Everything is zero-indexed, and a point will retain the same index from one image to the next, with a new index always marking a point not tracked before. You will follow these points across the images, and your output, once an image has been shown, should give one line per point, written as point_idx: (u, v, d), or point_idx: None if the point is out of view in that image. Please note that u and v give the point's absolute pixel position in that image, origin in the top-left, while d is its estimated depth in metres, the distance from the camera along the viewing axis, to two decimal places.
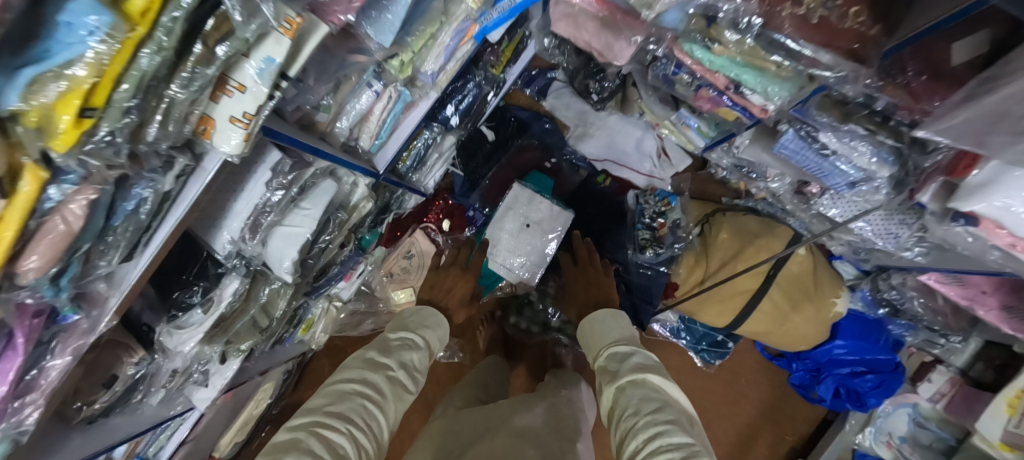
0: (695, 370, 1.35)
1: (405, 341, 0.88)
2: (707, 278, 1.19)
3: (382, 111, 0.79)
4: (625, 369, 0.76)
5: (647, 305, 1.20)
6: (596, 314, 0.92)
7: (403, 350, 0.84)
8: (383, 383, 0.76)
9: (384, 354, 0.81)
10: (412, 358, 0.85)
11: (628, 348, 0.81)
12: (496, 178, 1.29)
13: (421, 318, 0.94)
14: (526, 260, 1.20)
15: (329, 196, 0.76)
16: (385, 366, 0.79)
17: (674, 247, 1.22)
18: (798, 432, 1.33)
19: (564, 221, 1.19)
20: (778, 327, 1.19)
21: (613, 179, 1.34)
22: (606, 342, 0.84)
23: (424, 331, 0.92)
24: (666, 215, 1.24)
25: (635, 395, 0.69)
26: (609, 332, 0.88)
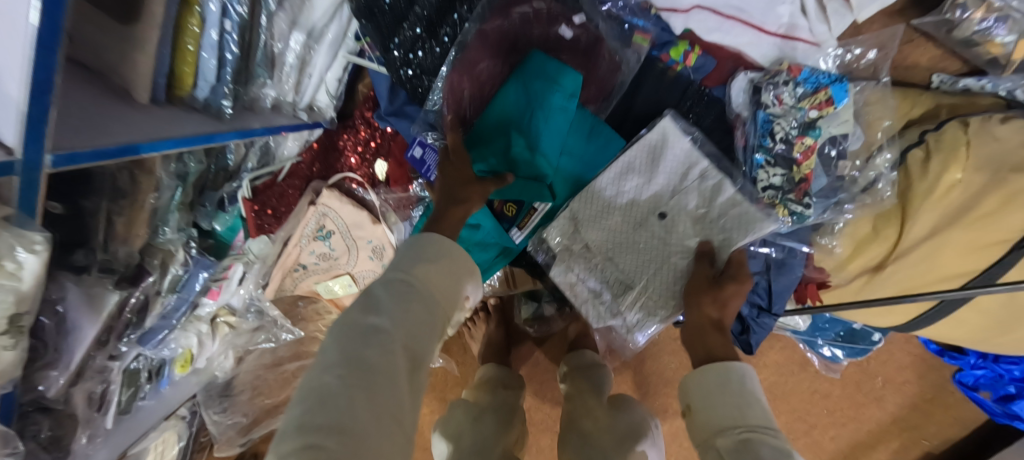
0: (806, 366, 0.87)
1: (391, 287, 0.37)
2: (889, 263, 0.59)
3: None
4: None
5: (766, 314, 0.63)
6: (727, 369, 0.42)
7: (394, 304, 0.36)
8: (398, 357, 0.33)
9: (371, 314, 0.34)
10: (412, 313, 0.36)
11: (776, 440, 0.35)
12: (457, 80, 0.57)
13: (420, 247, 0.41)
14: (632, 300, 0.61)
15: None
16: (382, 329, 0.33)
17: (830, 204, 0.60)
18: (942, 439, 0.89)
19: (759, 224, 0.56)
20: (998, 334, 0.65)
21: (705, 50, 0.64)
22: (734, 416, 0.38)
23: (423, 269, 0.39)
24: (817, 131, 0.59)
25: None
26: (738, 404, 0.39)
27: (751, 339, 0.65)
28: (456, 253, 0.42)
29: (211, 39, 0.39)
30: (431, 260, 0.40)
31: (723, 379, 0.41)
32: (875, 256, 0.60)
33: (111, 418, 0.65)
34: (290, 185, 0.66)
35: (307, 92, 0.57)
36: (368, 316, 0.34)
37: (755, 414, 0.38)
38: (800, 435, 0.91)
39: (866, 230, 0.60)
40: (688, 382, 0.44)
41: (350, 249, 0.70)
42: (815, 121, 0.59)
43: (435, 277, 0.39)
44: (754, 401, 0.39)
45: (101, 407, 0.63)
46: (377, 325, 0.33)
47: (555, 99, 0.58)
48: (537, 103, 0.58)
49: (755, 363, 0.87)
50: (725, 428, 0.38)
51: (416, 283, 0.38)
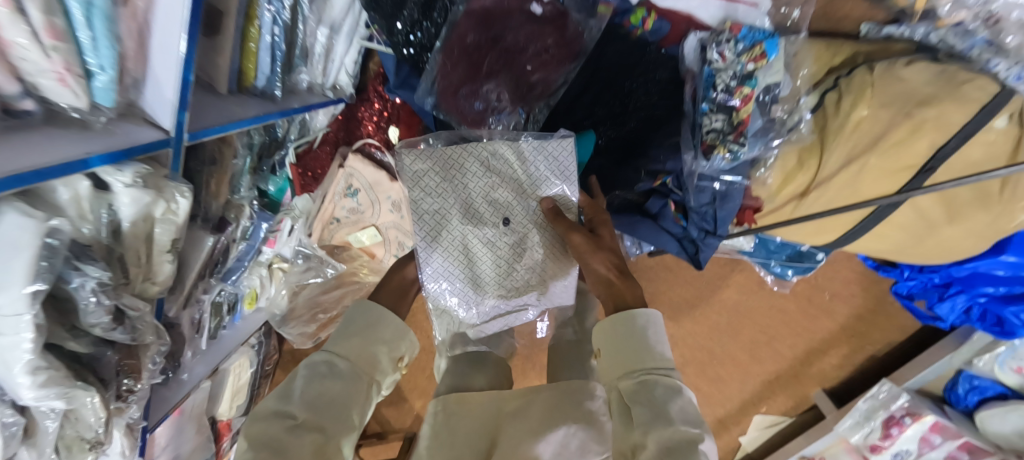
0: (763, 286, 1.02)
1: (313, 367, 0.50)
2: (813, 188, 0.72)
3: (14, 17, 0.27)
4: (670, 416, 0.42)
5: (711, 236, 0.78)
6: (632, 314, 0.51)
7: (311, 383, 0.48)
8: (310, 433, 0.43)
9: (282, 401, 0.46)
10: (326, 392, 0.47)
11: (672, 379, 0.46)
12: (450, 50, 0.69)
13: (351, 325, 0.56)
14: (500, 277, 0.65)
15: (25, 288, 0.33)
16: (291, 413, 0.45)
17: (762, 142, 0.72)
18: (883, 343, 1.05)
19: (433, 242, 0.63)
20: (912, 243, 0.78)
21: (661, 16, 0.76)
22: (635, 360, 0.48)
23: (349, 342, 0.53)
24: (753, 81, 0.71)
25: (668, 452, 0.39)
26: (635, 343, 0.49)
27: (701, 256, 0.80)
28: (379, 330, 0.56)
29: (270, 40, 0.54)
30: (358, 331, 0.55)
31: (626, 326, 0.51)
32: (799, 184, 0.73)
33: (205, 341, 0.85)
34: (323, 150, 0.83)
35: (332, 75, 0.71)
36: (282, 404, 0.46)
37: (652, 358, 0.48)
38: (759, 343, 1.08)
39: (793, 163, 0.73)
40: (601, 331, 0.53)
41: (376, 203, 0.84)
42: (751, 72, 0.71)
43: (351, 348, 0.53)
44: (652, 346, 0.49)
45: (199, 331, 0.83)
46: (287, 412, 0.45)
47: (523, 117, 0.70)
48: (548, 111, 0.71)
49: (719, 284, 1.03)
50: (626, 372, 0.48)
51: (336, 362, 0.51)
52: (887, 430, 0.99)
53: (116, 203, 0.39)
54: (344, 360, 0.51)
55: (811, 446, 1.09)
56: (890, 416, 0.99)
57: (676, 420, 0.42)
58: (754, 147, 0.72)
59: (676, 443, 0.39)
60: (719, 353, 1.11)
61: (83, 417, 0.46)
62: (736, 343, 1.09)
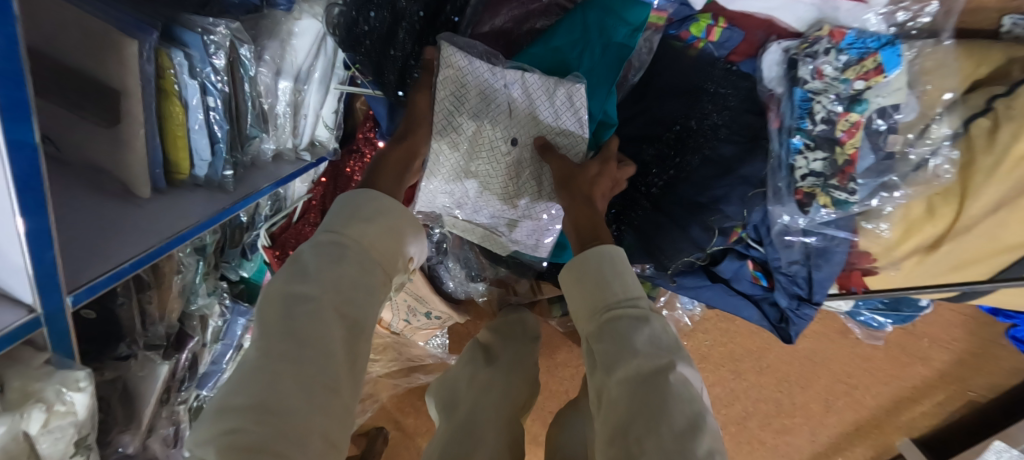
0: (848, 334, 0.85)
1: (323, 247, 0.33)
2: (946, 241, 0.55)
3: None
4: (635, 347, 0.32)
5: (807, 304, 0.61)
6: (588, 254, 0.40)
7: (321, 267, 0.32)
8: (333, 326, 0.30)
9: (295, 280, 0.31)
10: (343, 279, 0.32)
11: (640, 309, 0.35)
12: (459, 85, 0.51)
13: (357, 206, 0.37)
14: (486, 207, 0.53)
15: None
16: (310, 295, 0.30)
17: (873, 186, 0.55)
18: (990, 390, 0.88)
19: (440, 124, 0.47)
20: None
21: (731, 22, 0.57)
22: (595, 296, 0.37)
23: (360, 226, 0.35)
24: (863, 105, 0.53)
25: (635, 392, 0.29)
26: (601, 278, 0.38)
27: (791, 328, 0.63)
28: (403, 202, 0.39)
29: (208, 114, 0.38)
30: (373, 215, 0.36)
31: (585, 263, 0.39)
32: (926, 236, 0.55)
33: None
34: (305, 222, 0.65)
35: (306, 132, 0.54)
36: (296, 284, 0.31)
37: (616, 289, 0.37)
38: (838, 393, 0.92)
39: (920, 212, 0.55)
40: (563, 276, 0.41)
41: None
42: (860, 93, 0.53)
43: (373, 235, 0.35)
44: (622, 273, 0.38)
45: None
46: (304, 292, 0.30)
47: (552, 41, 0.51)
48: (594, 38, 0.50)
49: None
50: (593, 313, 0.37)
51: (348, 244, 0.34)
52: None
53: None
54: (357, 244, 0.34)
55: None
56: None
57: (644, 350, 0.31)
58: (866, 193, 0.55)
59: (645, 380, 0.29)
60: (791, 406, 0.95)
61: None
62: (810, 394, 0.92)
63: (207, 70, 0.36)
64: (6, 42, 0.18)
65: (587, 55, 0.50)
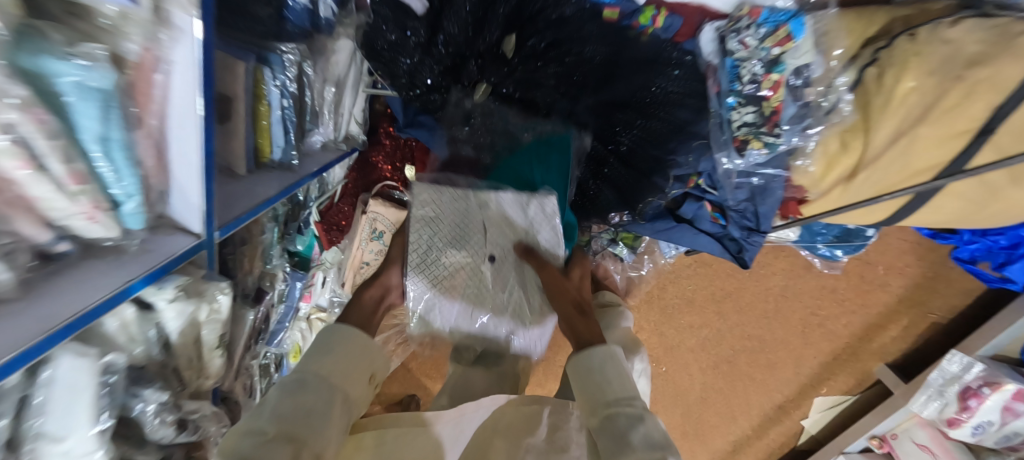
0: (811, 269, 0.97)
1: (287, 386, 0.42)
2: (862, 170, 0.68)
3: (35, 177, 0.27)
4: (632, 444, 0.39)
5: (755, 233, 0.74)
6: (586, 355, 0.49)
7: (285, 399, 0.40)
8: (287, 446, 0.36)
9: (255, 418, 0.38)
10: (304, 408, 0.40)
11: (631, 409, 0.43)
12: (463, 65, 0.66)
13: (322, 346, 0.47)
14: (482, 326, 0.62)
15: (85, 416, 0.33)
16: (264, 428, 0.37)
17: (799, 130, 0.68)
18: (948, 311, 0.99)
19: (427, 251, 0.60)
20: (975, 210, 0.72)
21: (672, 11, 0.71)
22: (599, 395, 0.45)
23: (327, 359, 0.45)
24: (781, 66, 0.66)
25: None
26: (602, 378, 0.47)
27: (746, 255, 0.76)
28: (353, 336, 0.48)
29: (281, 112, 0.53)
30: (335, 350, 0.46)
31: (582, 363, 0.48)
32: (843, 167, 0.68)
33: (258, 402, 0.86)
34: (344, 203, 0.81)
35: (343, 127, 0.69)
36: (254, 422, 0.38)
37: (615, 389, 0.45)
38: (812, 326, 1.04)
39: (836, 147, 0.68)
40: (570, 371, 0.49)
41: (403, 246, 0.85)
42: (778, 57, 0.66)
43: (334, 365, 0.45)
44: (621, 376, 0.47)
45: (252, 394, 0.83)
46: (259, 427, 0.37)
47: (517, 156, 0.70)
48: (552, 158, 0.68)
49: (765, 273, 0.99)
50: (597, 412, 0.44)
51: (311, 379, 0.43)
52: (963, 402, 0.92)
53: (162, 320, 0.39)
54: (318, 375, 0.43)
55: (881, 426, 1.07)
56: (967, 388, 0.92)
57: (638, 447, 0.39)
58: (791, 136, 0.67)
59: None
60: (772, 341, 1.07)
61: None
62: (787, 328, 1.04)
63: (281, 76, 0.51)
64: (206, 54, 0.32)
65: (542, 164, 0.68)
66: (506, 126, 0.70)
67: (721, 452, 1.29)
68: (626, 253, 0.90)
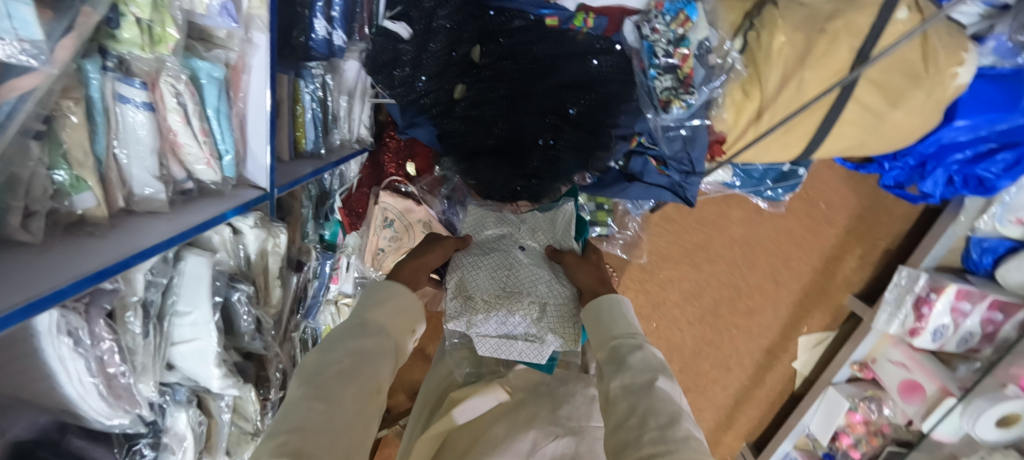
0: (761, 212, 1.11)
1: (348, 327, 0.51)
2: (765, 111, 0.85)
3: (183, 124, 0.46)
4: (632, 365, 0.52)
5: (693, 175, 0.91)
6: (603, 306, 0.64)
7: (350, 338, 0.48)
8: (349, 380, 0.43)
9: (325, 350, 0.46)
10: (365, 347, 0.48)
11: (636, 342, 0.56)
12: (444, 70, 0.87)
13: (371, 296, 0.56)
14: (511, 319, 0.73)
15: (206, 290, 0.50)
16: (334, 357, 0.45)
17: (710, 87, 0.85)
18: (892, 237, 1.12)
19: (474, 282, 0.77)
20: (869, 136, 0.89)
21: (597, 14, 0.87)
22: (610, 333, 0.59)
23: (374, 311, 0.53)
24: (687, 41, 0.83)
25: (632, 393, 0.48)
26: (614, 323, 0.60)
27: (689, 194, 0.93)
28: (399, 290, 0.58)
29: (305, 113, 0.72)
30: (383, 299, 0.55)
31: (602, 312, 0.63)
32: (751, 111, 0.86)
33: None
34: (360, 192, 1.01)
35: (355, 130, 0.89)
36: (324, 354, 0.46)
37: (623, 329, 0.59)
38: (778, 266, 1.17)
39: (740, 96, 0.86)
40: (587, 317, 0.65)
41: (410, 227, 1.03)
42: (683, 33, 0.83)
43: (383, 316, 0.53)
44: (632, 323, 0.60)
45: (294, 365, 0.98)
46: (330, 356, 0.45)
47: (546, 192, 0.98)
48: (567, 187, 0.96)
49: (723, 221, 1.14)
50: (607, 339, 0.59)
51: (366, 322, 0.51)
52: (918, 310, 1.03)
53: (245, 241, 0.57)
54: (373, 322, 0.52)
55: (858, 351, 1.17)
56: (918, 298, 1.04)
57: (638, 368, 0.51)
58: (704, 92, 0.85)
59: (638, 385, 0.49)
60: (745, 283, 1.20)
61: (244, 408, 0.62)
62: (754, 270, 1.17)
63: (309, 82, 0.71)
64: (274, 55, 0.52)
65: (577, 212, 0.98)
66: (481, 113, 0.90)
67: (725, 406, 1.38)
68: (607, 231, 1.04)
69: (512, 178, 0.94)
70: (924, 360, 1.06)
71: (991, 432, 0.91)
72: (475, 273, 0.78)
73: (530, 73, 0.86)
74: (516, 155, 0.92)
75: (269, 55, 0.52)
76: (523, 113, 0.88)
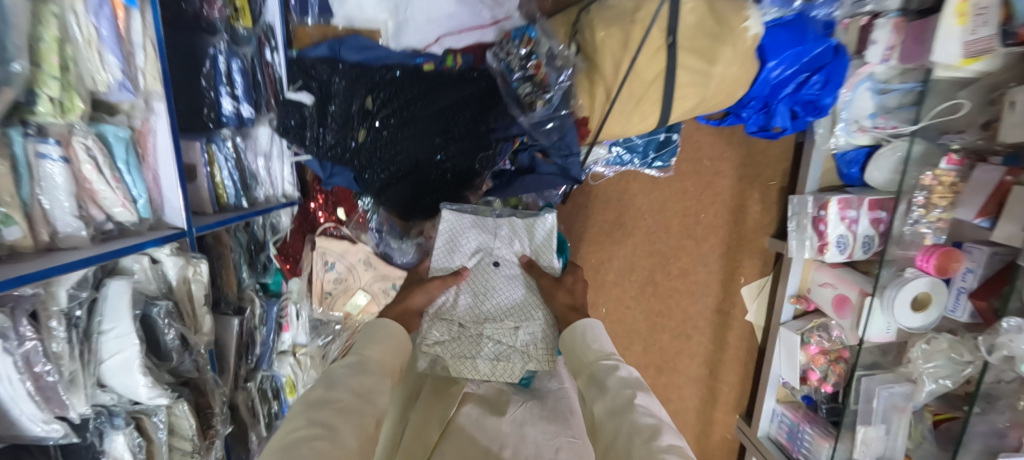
0: (656, 179, 1.25)
1: (349, 365, 0.65)
2: (613, 90, 1.01)
3: (95, 172, 0.59)
4: (610, 386, 0.64)
5: (572, 156, 1.05)
6: (578, 332, 0.78)
7: (351, 377, 0.61)
8: (357, 415, 0.55)
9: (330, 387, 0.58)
10: (364, 384, 0.61)
11: (611, 363, 0.69)
12: (346, 122, 1.02)
13: (377, 338, 0.72)
14: (493, 344, 0.92)
15: (129, 305, 0.60)
16: (336, 396, 0.57)
17: (561, 84, 1.01)
18: (781, 176, 1.24)
19: (458, 309, 0.95)
20: (707, 91, 1.02)
21: (464, 53, 1.07)
22: (586, 357, 0.73)
23: (372, 351, 0.69)
24: (535, 55, 0.99)
25: (612, 411, 0.60)
26: (588, 347, 0.74)
27: (574, 173, 1.08)
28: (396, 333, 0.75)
29: (221, 175, 0.87)
30: (381, 342, 0.72)
31: (575, 338, 0.78)
32: (601, 92, 1.03)
33: (265, 426, 1.05)
34: (294, 240, 1.14)
35: (280, 185, 1.06)
36: (327, 389, 0.58)
37: (596, 353, 0.72)
38: (691, 225, 1.28)
39: (587, 84, 1.04)
40: (565, 346, 0.80)
41: (348, 265, 1.15)
42: (531, 50, 1.00)
43: (377, 353, 0.69)
44: (602, 345, 0.74)
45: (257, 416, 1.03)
46: (334, 394, 0.57)
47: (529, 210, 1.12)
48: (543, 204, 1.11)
49: (627, 196, 1.26)
50: (584, 363, 0.73)
51: (366, 362, 0.66)
52: (817, 228, 1.12)
53: (164, 268, 0.68)
54: (372, 361, 0.67)
55: (790, 284, 1.24)
56: (813, 217, 1.13)
57: (613, 386, 0.64)
58: (556, 89, 1.00)
59: (618, 403, 0.60)
60: (666, 247, 1.30)
61: (180, 424, 0.69)
62: (671, 235, 1.28)
63: (222, 147, 0.87)
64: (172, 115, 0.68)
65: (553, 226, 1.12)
66: (384, 149, 1.03)
67: (701, 378, 1.42)
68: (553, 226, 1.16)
69: (426, 195, 1.08)
70: (844, 274, 1.12)
71: (912, 318, 0.97)
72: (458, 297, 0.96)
73: (415, 108, 1.01)
74: (424, 176, 1.05)
75: (167, 116, 0.67)
76: (417, 140, 1.02)
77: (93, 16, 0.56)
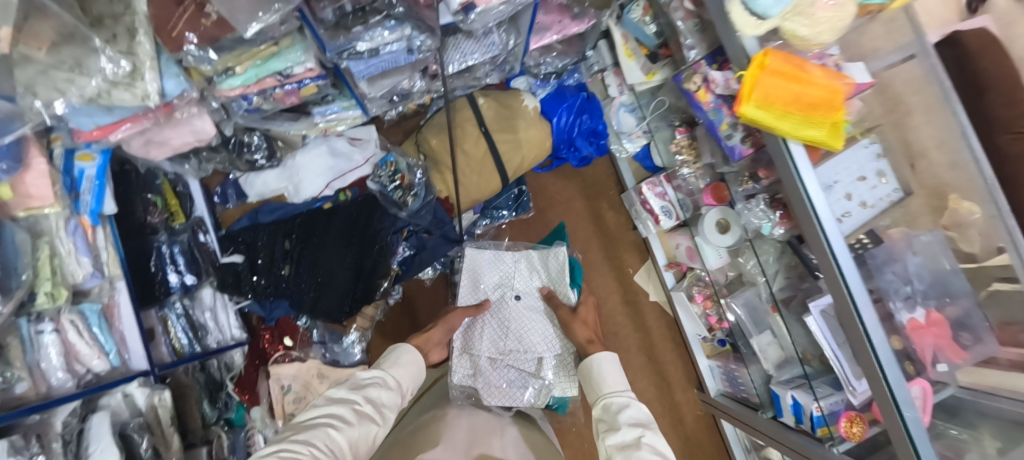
0: (527, 221, 1.63)
1: (374, 378, 0.80)
2: (457, 171, 1.40)
3: (77, 334, 0.83)
4: (619, 417, 0.86)
5: (448, 226, 1.44)
6: (598, 362, 1.02)
7: (377, 389, 0.77)
8: (367, 426, 0.70)
9: (355, 392, 0.75)
10: (382, 397, 0.77)
11: (629, 397, 0.91)
12: (273, 262, 1.31)
13: (400, 357, 0.88)
14: (517, 370, 1.29)
15: (105, 425, 0.79)
16: (355, 401, 0.73)
17: (421, 182, 1.42)
18: (615, 185, 1.65)
19: (486, 341, 1.30)
20: (519, 148, 1.43)
21: (351, 187, 1.41)
22: (603, 385, 0.97)
23: (396, 368, 0.85)
24: (399, 169, 1.41)
25: (619, 442, 0.81)
26: (607, 378, 0.98)
27: (456, 237, 1.45)
28: (418, 358, 0.89)
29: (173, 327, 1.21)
30: (404, 362, 0.87)
31: (595, 367, 1.01)
32: (449, 176, 1.43)
33: None
34: (248, 373, 1.34)
35: (227, 330, 1.30)
36: (348, 395, 0.74)
37: (614, 385, 0.96)
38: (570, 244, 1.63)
39: (439, 174, 1.44)
40: (582, 377, 1.05)
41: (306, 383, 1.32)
42: (394, 168, 1.40)
43: (400, 371, 0.85)
44: (621, 381, 0.97)
45: None
46: (354, 399, 0.73)
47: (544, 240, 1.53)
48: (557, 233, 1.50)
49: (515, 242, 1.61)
50: (599, 394, 0.97)
51: (387, 378, 0.81)
52: (647, 208, 1.47)
53: (136, 397, 0.89)
54: (392, 377, 0.82)
55: (659, 256, 1.56)
56: (641, 201, 1.49)
57: (623, 419, 0.85)
58: (421, 188, 1.41)
59: (624, 437, 0.81)
60: None
61: None
62: None
63: (173, 308, 1.22)
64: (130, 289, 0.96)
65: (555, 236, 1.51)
66: (304, 271, 1.31)
67: (645, 366, 1.61)
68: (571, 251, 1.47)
69: (344, 297, 1.32)
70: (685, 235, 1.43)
71: (721, 239, 1.27)
72: (486, 333, 1.31)
73: (320, 233, 1.32)
74: (340, 281, 1.32)
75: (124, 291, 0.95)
76: (330, 255, 1.31)
77: (71, 236, 0.87)
